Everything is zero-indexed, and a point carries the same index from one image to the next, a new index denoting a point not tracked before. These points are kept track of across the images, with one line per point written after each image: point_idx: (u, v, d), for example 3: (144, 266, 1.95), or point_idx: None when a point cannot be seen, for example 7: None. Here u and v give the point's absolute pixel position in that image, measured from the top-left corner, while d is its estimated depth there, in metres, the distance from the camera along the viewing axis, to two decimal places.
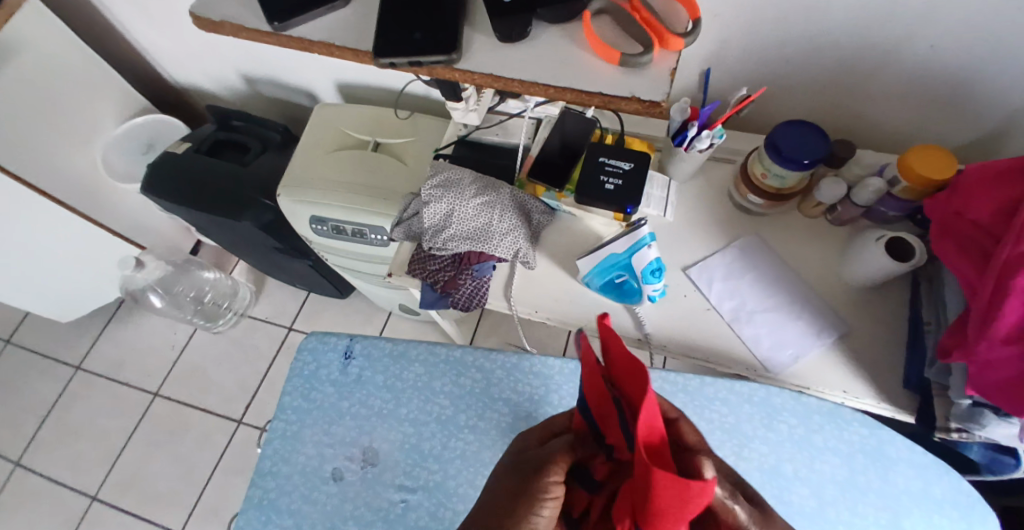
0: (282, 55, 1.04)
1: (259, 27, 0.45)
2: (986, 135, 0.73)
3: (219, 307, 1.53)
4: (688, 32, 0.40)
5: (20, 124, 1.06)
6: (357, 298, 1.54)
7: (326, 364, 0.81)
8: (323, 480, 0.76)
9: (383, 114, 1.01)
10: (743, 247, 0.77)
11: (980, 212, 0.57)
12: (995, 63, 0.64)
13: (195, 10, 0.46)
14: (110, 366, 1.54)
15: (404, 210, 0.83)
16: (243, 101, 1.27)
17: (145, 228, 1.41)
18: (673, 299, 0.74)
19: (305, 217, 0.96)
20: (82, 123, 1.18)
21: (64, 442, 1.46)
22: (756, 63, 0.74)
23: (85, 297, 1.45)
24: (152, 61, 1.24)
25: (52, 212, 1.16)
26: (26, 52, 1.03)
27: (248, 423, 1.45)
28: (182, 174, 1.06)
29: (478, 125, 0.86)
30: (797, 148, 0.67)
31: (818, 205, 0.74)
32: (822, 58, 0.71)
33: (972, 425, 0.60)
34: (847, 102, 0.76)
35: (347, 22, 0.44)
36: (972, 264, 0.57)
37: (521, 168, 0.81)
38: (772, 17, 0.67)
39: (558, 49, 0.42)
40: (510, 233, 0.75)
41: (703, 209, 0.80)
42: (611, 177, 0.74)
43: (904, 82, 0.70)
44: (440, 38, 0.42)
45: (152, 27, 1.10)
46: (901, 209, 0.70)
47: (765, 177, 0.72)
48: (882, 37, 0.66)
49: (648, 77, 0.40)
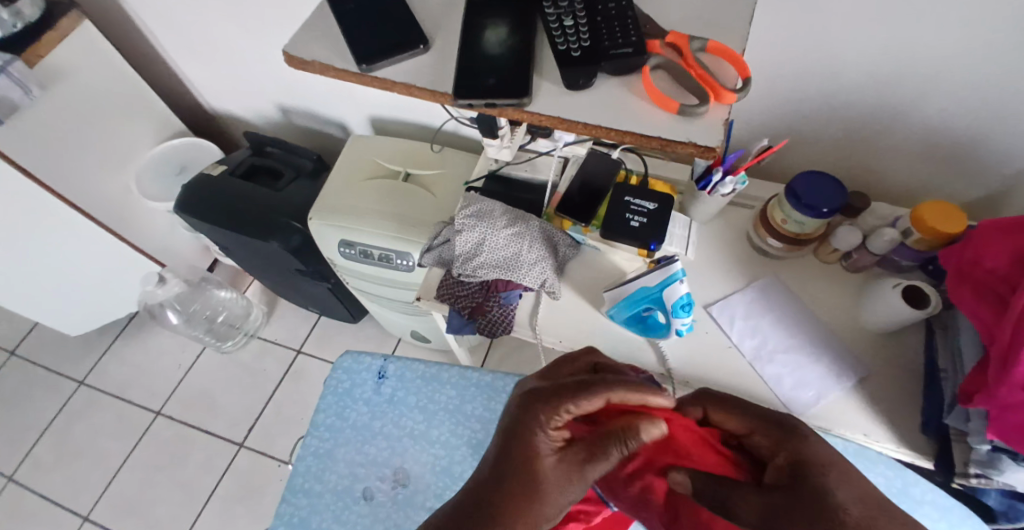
0: (321, 88, 1.09)
1: (345, 67, 0.49)
2: (993, 195, 0.77)
3: (231, 328, 1.56)
4: (740, 88, 0.45)
5: (64, 141, 1.10)
6: (369, 323, 1.56)
7: (360, 383, 0.86)
8: (354, 500, 0.79)
9: (416, 148, 1.06)
10: (763, 287, 0.80)
11: (996, 260, 0.60)
12: (1001, 126, 0.68)
13: (288, 49, 0.50)
14: (114, 383, 1.54)
15: (435, 237, 0.87)
16: (275, 129, 1.32)
17: (167, 247, 1.43)
18: (697, 335, 0.77)
19: (335, 241, 0.99)
20: (120, 143, 1.22)
21: (63, 458, 1.46)
22: (776, 117, 0.79)
23: (100, 312, 1.46)
24: (191, 88, 1.29)
25: (80, 225, 1.19)
26: (74, 73, 1.08)
27: (251, 448, 1.44)
28: (216, 194, 1.10)
29: (509, 161, 0.90)
30: (817, 197, 0.71)
31: (835, 251, 0.78)
32: (840, 115, 0.76)
33: (992, 470, 0.62)
34: (862, 157, 0.80)
35: (425, 66, 0.49)
36: (990, 310, 0.60)
37: (549, 203, 0.85)
38: (795, 77, 0.73)
39: (619, 96, 0.46)
40: (538, 264, 0.78)
41: (723, 251, 0.83)
42: (637, 216, 0.77)
43: (915, 141, 0.75)
44: (513, 83, 0.46)
45: (196, 57, 1.15)
46: (915, 258, 0.73)
47: (785, 222, 0.76)
48: (895, 100, 0.71)
49: (702, 124, 0.44)
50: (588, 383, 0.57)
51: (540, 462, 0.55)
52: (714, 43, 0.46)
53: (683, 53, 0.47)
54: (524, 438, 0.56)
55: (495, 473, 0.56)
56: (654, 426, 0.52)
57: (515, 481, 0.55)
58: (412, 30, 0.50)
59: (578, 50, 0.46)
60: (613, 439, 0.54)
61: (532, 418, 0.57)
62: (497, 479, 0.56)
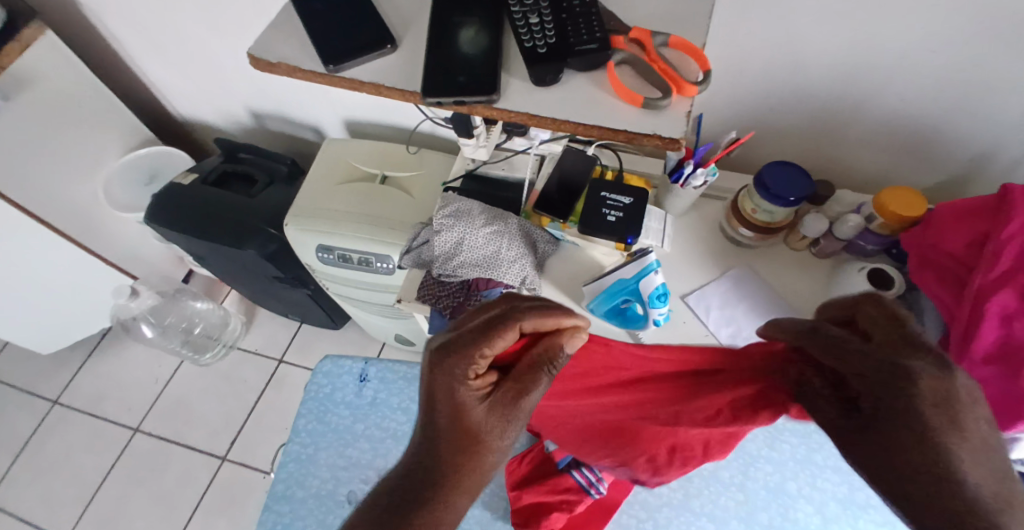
0: (292, 91, 1.08)
1: (314, 68, 0.50)
2: (952, 179, 0.80)
3: (209, 339, 1.53)
4: (701, 81, 0.46)
5: (27, 153, 1.08)
6: (351, 329, 1.55)
7: (341, 387, 0.87)
8: (338, 504, 0.80)
9: (392, 150, 1.06)
10: (737, 277, 0.82)
11: (955, 242, 0.63)
12: (956, 112, 0.71)
13: (254, 52, 0.50)
14: (89, 400, 1.50)
15: (414, 238, 0.87)
16: (248, 135, 1.31)
17: (139, 258, 1.40)
18: (675, 325, 0.79)
19: (312, 246, 0.98)
20: (86, 154, 1.19)
21: (38, 479, 1.42)
22: (743, 110, 0.81)
23: (72, 327, 1.43)
24: (159, 95, 1.27)
25: (47, 239, 1.17)
26: (36, 83, 1.05)
27: (233, 460, 1.41)
28: (189, 203, 1.09)
29: (485, 160, 0.90)
30: (784, 186, 0.73)
31: (804, 238, 0.80)
32: (804, 106, 0.78)
33: None
34: (827, 145, 0.83)
35: (394, 66, 0.49)
36: (950, 291, 0.63)
37: (527, 201, 0.85)
38: (760, 70, 0.75)
39: (586, 92, 0.47)
40: (518, 261, 0.79)
41: (698, 242, 0.85)
42: (613, 210, 0.79)
43: (876, 128, 0.77)
44: (481, 81, 0.47)
45: (163, 64, 1.14)
46: (880, 243, 0.76)
47: (755, 212, 0.78)
48: (855, 90, 0.73)
49: (668, 117, 0.45)
50: (493, 319, 0.53)
51: (470, 418, 0.50)
52: (676, 38, 0.48)
53: (646, 48, 0.48)
54: (445, 401, 0.51)
55: (426, 441, 0.50)
56: (577, 336, 0.55)
57: (450, 442, 0.50)
58: (382, 30, 0.50)
59: (544, 47, 0.47)
60: (541, 365, 0.54)
61: (450, 372, 0.51)
62: (428, 457, 0.50)
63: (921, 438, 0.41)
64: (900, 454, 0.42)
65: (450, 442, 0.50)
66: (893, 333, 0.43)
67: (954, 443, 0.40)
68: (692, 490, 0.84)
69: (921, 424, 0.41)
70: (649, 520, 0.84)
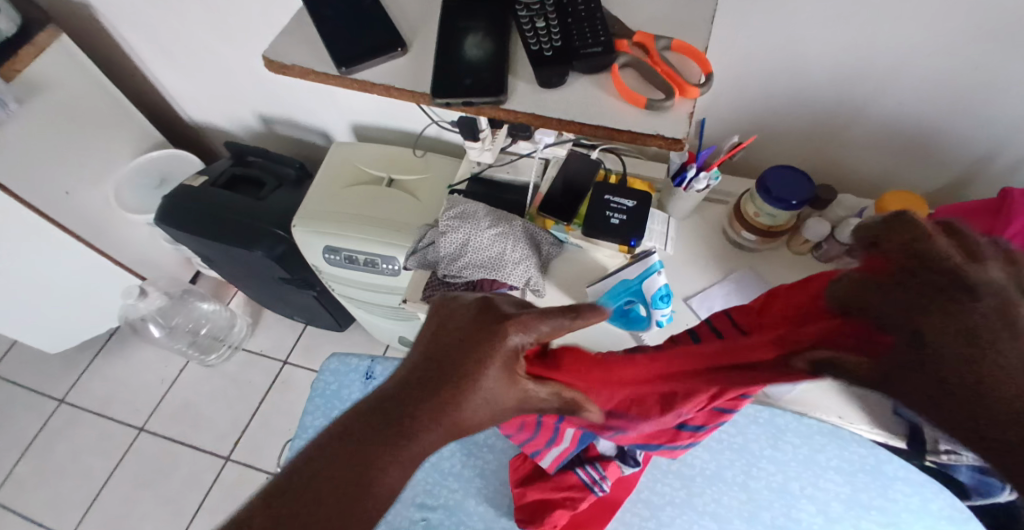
0: (301, 95, 1.10)
1: (326, 71, 0.51)
2: (953, 183, 0.80)
3: (216, 341, 1.55)
4: (702, 83, 0.47)
5: (41, 155, 1.10)
6: (356, 331, 1.56)
7: (348, 385, 0.88)
8: None
9: (399, 154, 1.08)
10: (738, 280, 0.82)
11: None
12: (955, 117, 0.72)
13: (268, 55, 0.52)
14: (96, 400, 1.51)
15: (420, 239, 0.88)
16: (256, 138, 1.33)
17: (147, 260, 1.42)
18: (678, 326, 0.79)
19: (319, 247, 1.00)
20: (98, 157, 1.21)
21: (45, 478, 1.43)
22: (746, 115, 0.82)
23: (80, 328, 1.45)
24: (169, 99, 1.29)
25: (58, 240, 1.18)
26: (50, 86, 1.07)
27: (238, 460, 1.42)
28: (198, 204, 1.10)
29: (491, 163, 0.92)
30: (787, 190, 0.74)
31: (806, 242, 0.81)
32: (806, 111, 0.79)
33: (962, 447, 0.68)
34: (829, 150, 0.83)
35: (403, 68, 0.51)
36: None
37: (531, 203, 0.86)
38: (761, 76, 0.76)
39: (590, 94, 0.48)
40: (523, 262, 0.79)
41: (701, 245, 0.86)
42: (616, 213, 0.80)
43: (876, 133, 0.78)
44: (489, 83, 0.48)
45: (174, 68, 1.16)
46: None
47: (758, 215, 0.78)
48: (855, 95, 0.74)
49: (670, 118, 0.47)
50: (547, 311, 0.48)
51: (480, 379, 0.45)
52: (678, 42, 0.49)
53: (649, 51, 0.49)
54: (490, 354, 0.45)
55: (425, 381, 0.45)
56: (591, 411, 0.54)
57: (447, 390, 0.44)
58: (390, 33, 0.51)
59: (550, 50, 0.48)
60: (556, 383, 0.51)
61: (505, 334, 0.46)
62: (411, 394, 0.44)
63: (952, 371, 0.34)
64: (939, 386, 0.35)
65: (448, 391, 0.44)
66: (904, 255, 0.37)
67: (995, 367, 0.33)
68: (695, 489, 0.84)
69: (936, 356, 0.35)
70: (652, 519, 0.83)
